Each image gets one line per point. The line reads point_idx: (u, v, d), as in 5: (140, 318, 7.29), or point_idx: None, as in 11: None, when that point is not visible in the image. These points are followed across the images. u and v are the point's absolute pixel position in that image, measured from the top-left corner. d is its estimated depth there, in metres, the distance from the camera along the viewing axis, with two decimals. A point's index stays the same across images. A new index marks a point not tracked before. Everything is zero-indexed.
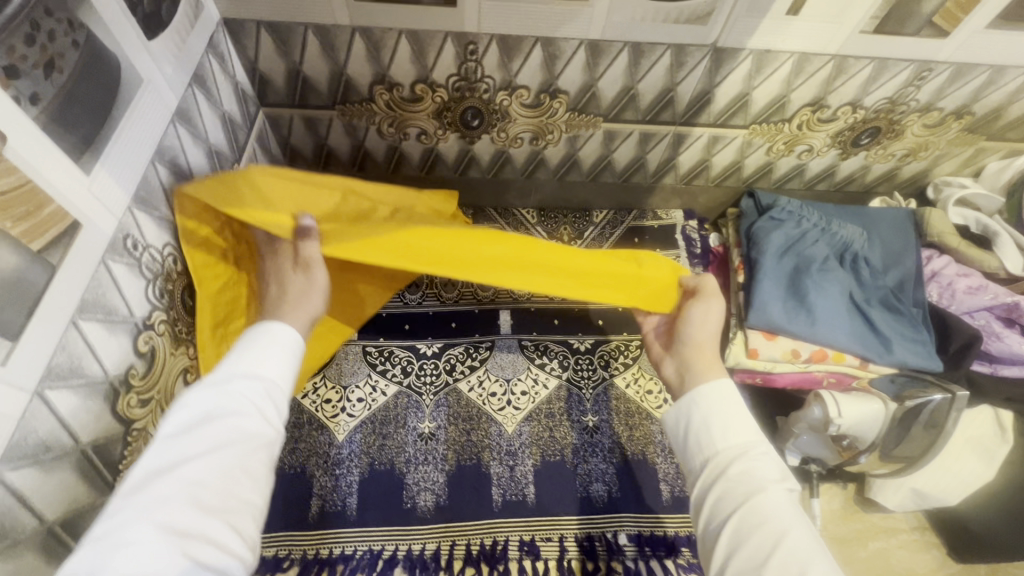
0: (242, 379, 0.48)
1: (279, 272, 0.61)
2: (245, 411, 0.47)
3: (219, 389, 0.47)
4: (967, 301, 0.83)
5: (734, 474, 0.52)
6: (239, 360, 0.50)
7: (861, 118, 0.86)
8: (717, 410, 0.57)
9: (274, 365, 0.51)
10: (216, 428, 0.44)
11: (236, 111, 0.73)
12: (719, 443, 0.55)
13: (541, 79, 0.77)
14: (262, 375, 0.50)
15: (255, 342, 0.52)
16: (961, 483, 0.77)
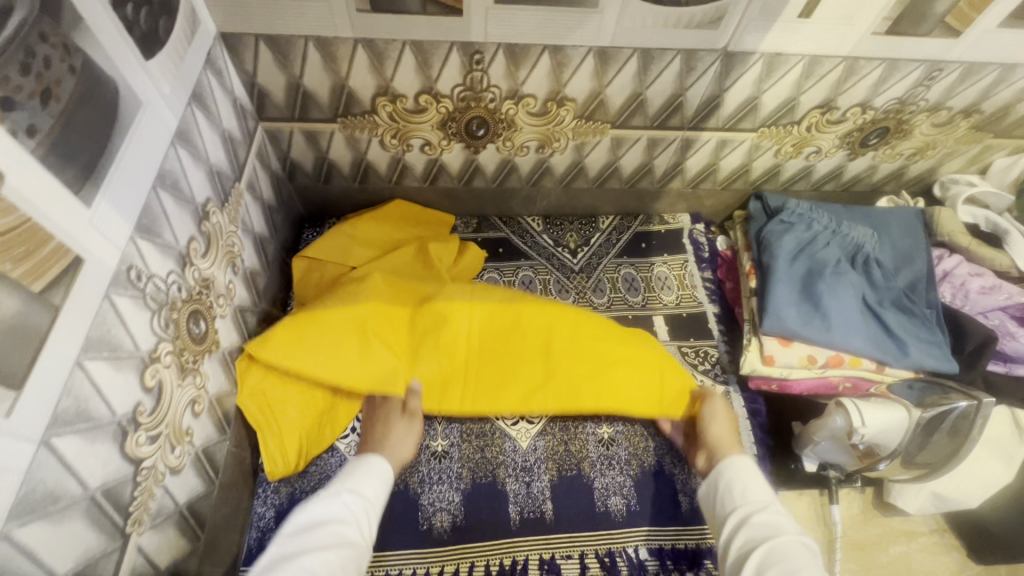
0: (346, 496, 0.60)
1: (386, 414, 0.75)
2: (349, 521, 0.57)
3: (330, 500, 0.58)
4: (981, 301, 0.83)
5: (756, 521, 0.60)
6: (347, 481, 0.62)
7: (870, 119, 0.85)
8: (738, 468, 0.68)
9: (368, 488, 0.63)
10: (328, 529, 0.55)
11: (235, 128, 0.71)
12: (745, 502, 0.64)
13: (549, 87, 0.76)
14: (362, 496, 0.61)
15: (356, 471, 0.64)
16: (982, 487, 0.75)
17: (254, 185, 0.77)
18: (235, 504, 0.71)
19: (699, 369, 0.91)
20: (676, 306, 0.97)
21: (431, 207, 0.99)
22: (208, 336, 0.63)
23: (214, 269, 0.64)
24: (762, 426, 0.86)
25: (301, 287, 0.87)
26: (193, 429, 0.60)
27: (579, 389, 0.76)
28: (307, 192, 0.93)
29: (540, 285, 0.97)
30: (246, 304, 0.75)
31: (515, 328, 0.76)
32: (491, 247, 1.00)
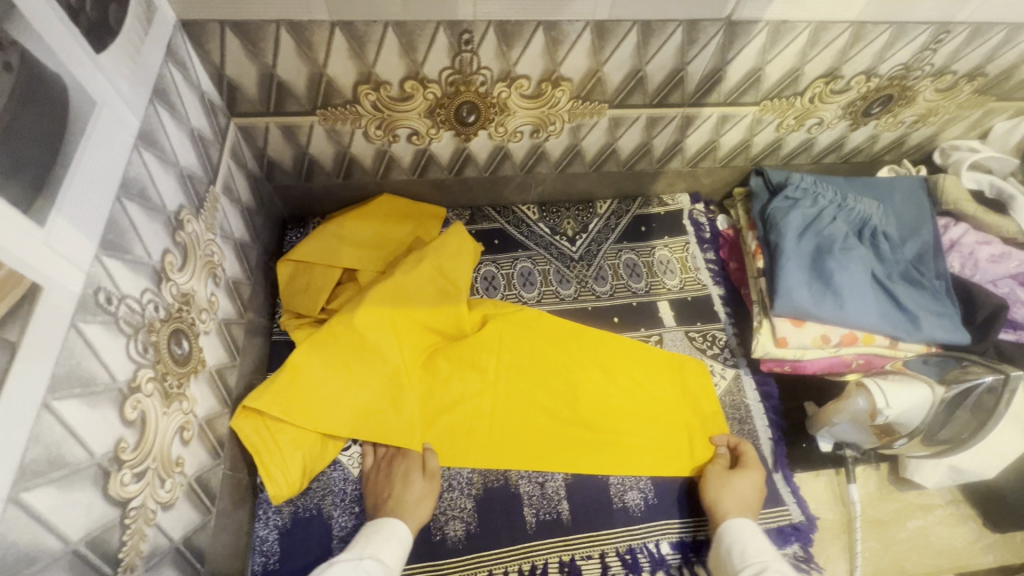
0: (368, 563, 0.60)
1: (404, 472, 0.71)
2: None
3: (352, 566, 0.59)
4: (991, 270, 0.82)
5: None
6: (368, 545, 0.63)
7: (874, 87, 0.82)
8: (746, 535, 0.67)
9: (388, 552, 0.63)
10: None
11: (205, 126, 0.65)
12: (753, 564, 0.62)
13: (543, 67, 0.71)
14: (383, 563, 0.61)
15: (378, 532, 0.65)
16: (1000, 458, 0.73)
17: (230, 188, 0.71)
18: (236, 529, 0.66)
19: (708, 354, 0.89)
20: (681, 291, 0.94)
21: (421, 200, 0.94)
22: (192, 356, 0.58)
23: (193, 282, 0.59)
24: (776, 409, 0.85)
25: (289, 293, 0.81)
26: (184, 458, 0.55)
27: (601, 432, 0.80)
28: (288, 191, 0.87)
29: (540, 277, 0.94)
30: (231, 317, 0.69)
31: (537, 382, 0.83)
32: (486, 239, 0.96)
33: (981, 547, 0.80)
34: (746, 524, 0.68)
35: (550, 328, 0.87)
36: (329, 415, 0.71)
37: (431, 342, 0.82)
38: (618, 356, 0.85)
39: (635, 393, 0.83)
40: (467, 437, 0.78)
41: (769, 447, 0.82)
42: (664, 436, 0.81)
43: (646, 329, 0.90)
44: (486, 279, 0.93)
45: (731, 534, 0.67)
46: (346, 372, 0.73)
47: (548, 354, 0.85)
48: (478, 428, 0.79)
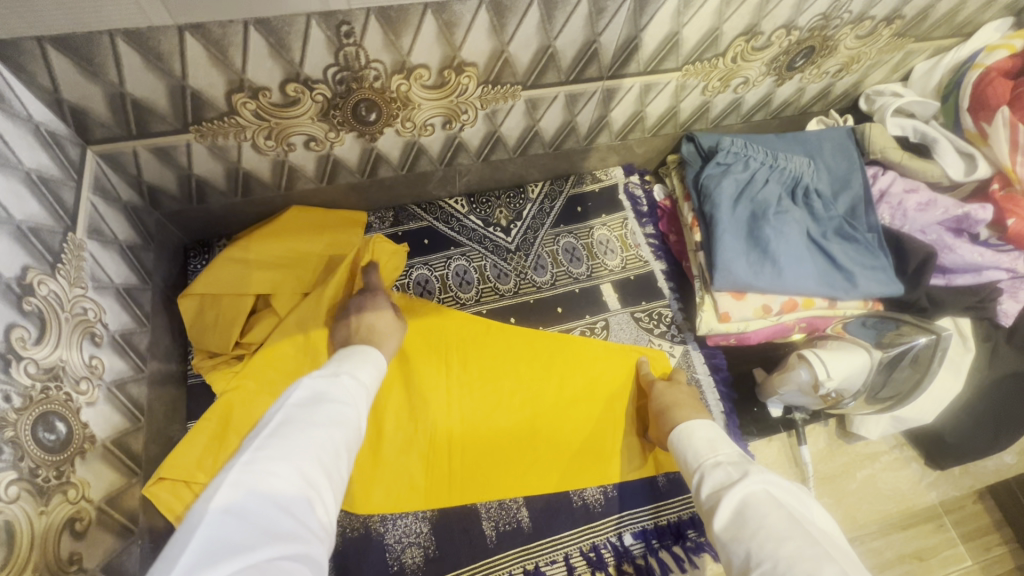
0: (347, 378, 0.55)
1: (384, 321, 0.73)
2: (351, 402, 0.53)
3: (332, 381, 0.53)
4: (919, 219, 0.81)
5: (707, 488, 0.61)
6: (347, 367, 0.57)
7: (795, 40, 0.78)
8: (685, 438, 0.68)
9: (366, 373, 0.58)
10: (331, 408, 0.50)
11: (48, 164, 0.55)
12: (695, 471, 0.64)
13: (441, 54, 0.64)
14: (361, 380, 0.57)
15: (350, 359, 0.60)
16: (937, 401, 0.77)
17: (99, 228, 0.62)
18: None
19: (655, 334, 0.87)
20: (623, 271, 0.91)
21: (337, 207, 0.86)
22: (73, 437, 0.51)
23: (61, 352, 0.51)
24: (725, 381, 0.85)
25: (198, 332, 0.73)
26: (81, 552, 0.49)
27: (559, 450, 0.78)
28: (181, 216, 0.77)
29: (477, 274, 0.89)
30: (126, 374, 0.62)
31: (494, 399, 0.79)
32: (415, 239, 0.89)
33: (925, 486, 0.85)
34: (685, 426, 0.69)
35: (505, 344, 0.82)
36: None
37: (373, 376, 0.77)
38: (573, 361, 0.82)
39: (593, 401, 0.80)
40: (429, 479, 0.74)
41: (723, 420, 0.82)
42: (618, 434, 0.80)
43: (591, 315, 0.88)
44: (420, 283, 0.87)
45: (679, 443, 0.68)
46: None
47: (503, 368, 0.81)
48: (439, 467, 0.75)
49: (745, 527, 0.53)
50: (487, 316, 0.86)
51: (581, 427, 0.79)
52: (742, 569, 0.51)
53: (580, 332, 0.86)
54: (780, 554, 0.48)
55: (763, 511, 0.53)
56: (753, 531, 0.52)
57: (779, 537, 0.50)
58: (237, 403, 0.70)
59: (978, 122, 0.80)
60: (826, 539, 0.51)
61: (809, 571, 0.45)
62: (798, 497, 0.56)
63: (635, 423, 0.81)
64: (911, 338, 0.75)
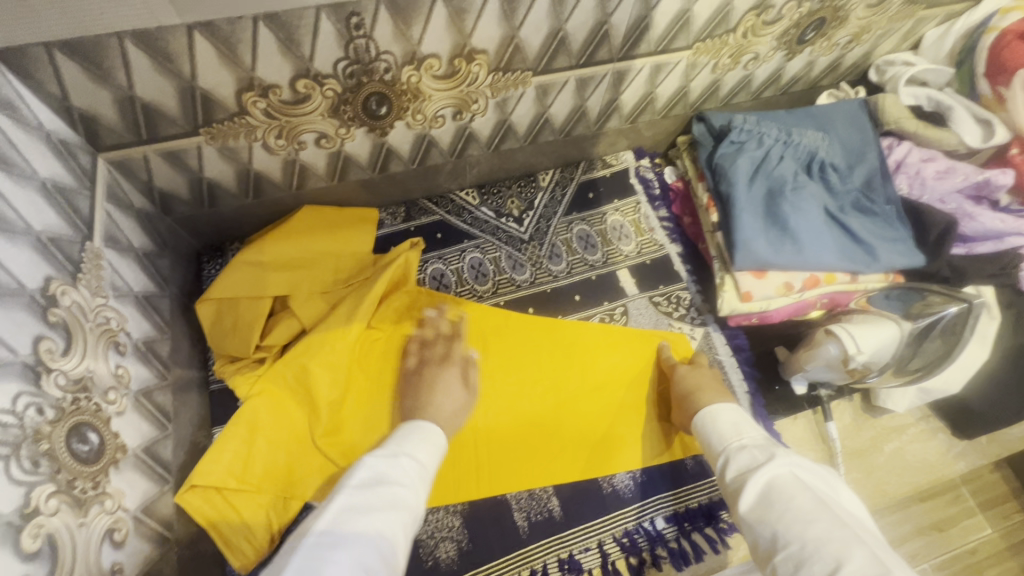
0: (406, 459, 0.55)
1: (443, 381, 0.71)
2: (408, 485, 0.53)
3: (390, 460, 0.54)
4: (938, 187, 0.80)
5: (731, 471, 0.60)
6: (403, 445, 0.57)
7: (806, 12, 0.77)
8: (709, 422, 0.67)
9: (424, 453, 0.58)
10: (389, 490, 0.50)
11: (61, 173, 0.54)
12: (720, 453, 0.63)
13: (452, 42, 0.62)
14: (419, 460, 0.57)
15: (411, 434, 0.60)
16: (964, 370, 0.76)
17: (115, 237, 0.61)
18: None
19: (675, 317, 0.87)
20: (639, 255, 0.90)
21: (348, 204, 0.86)
22: (106, 447, 0.50)
23: (88, 362, 0.51)
24: (748, 361, 0.84)
25: (218, 336, 0.73)
26: (121, 562, 0.49)
27: (585, 438, 0.77)
28: (192, 221, 0.77)
29: (492, 266, 0.88)
30: (151, 382, 0.61)
31: (515, 388, 0.79)
32: (428, 234, 0.89)
33: (953, 456, 0.83)
34: (709, 410, 0.68)
35: (524, 331, 0.82)
36: (283, 467, 0.69)
37: (387, 377, 0.77)
38: (594, 347, 0.82)
39: (617, 387, 0.81)
40: (453, 476, 0.73)
41: (748, 400, 0.81)
42: (646, 420, 0.79)
43: (609, 302, 0.87)
44: (436, 278, 0.86)
45: (704, 427, 0.68)
46: (301, 424, 0.71)
47: (523, 356, 0.81)
48: (464, 462, 0.75)
49: (771, 509, 0.53)
50: (505, 307, 0.85)
51: (606, 414, 0.79)
52: (769, 550, 0.51)
53: (599, 319, 0.86)
54: (807, 536, 0.49)
55: (790, 493, 0.53)
56: (780, 514, 0.52)
57: (805, 518, 0.50)
58: (262, 407, 0.69)
59: (994, 86, 0.78)
60: (854, 520, 0.50)
61: (837, 556, 0.46)
62: (827, 481, 0.56)
63: (662, 408, 0.80)
64: (943, 309, 0.74)
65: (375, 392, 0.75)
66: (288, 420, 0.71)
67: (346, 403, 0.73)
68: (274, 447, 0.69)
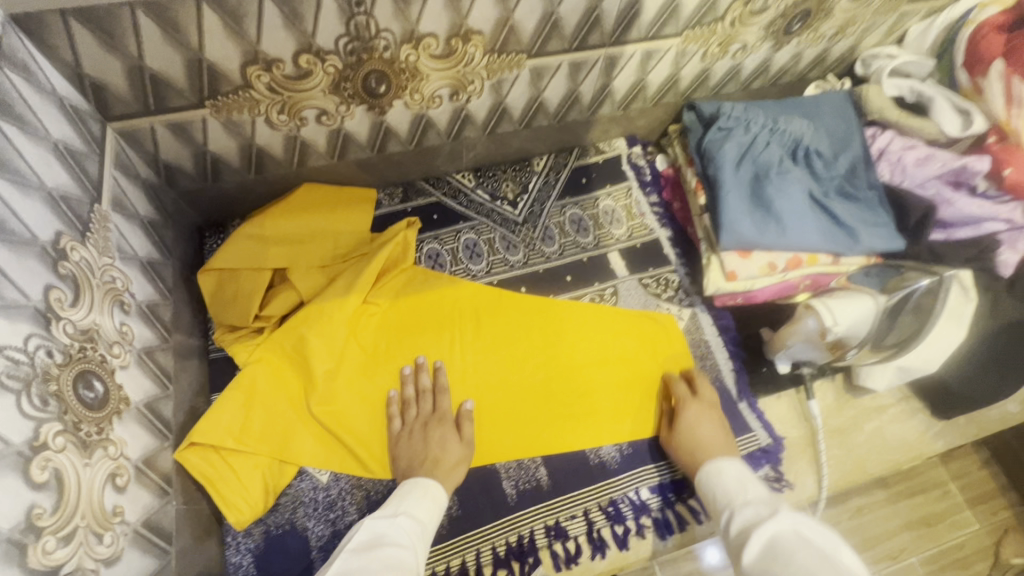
0: (405, 519, 0.61)
1: (439, 438, 0.72)
2: (406, 544, 0.58)
3: (388, 522, 0.60)
4: (918, 174, 0.82)
5: (734, 527, 0.60)
6: (400, 504, 0.63)
7: (792, 2, 0.80)
8: (714, 477, 0.68)
9: (422, 510, 0.63)
10: (386, 549, 0.56)
11: (72, 137, 0.56)
12: (724, 508, 0.64)
13: (448, 22, 0.65)
14: (417, 520, 0.62)
15: (411, 491, 0.66)
16: (941, 348, 0.78)
17: (122, 203, 0.63)
18: (204, 562, 0.64)
19: (663, 298, 0.89)
20: (629, 239, 0.93)
21: (347, 183, 0.88)
22: (110, 396, 0.52)
23: (95, 315, 0.53)
24: (735, 340, 0.87)
25: (218, 305, 0.75)
26: (122, 505, 0.51)
27: (573, 414, 0.80)
28: (196, 195, 0.79)
29: (486, 246, 0.90)
30: (153, 344, 0.64)
31: (506, 364, 0.82)
32: (425, 214, 0.91)
33: (932, 436, 0.85)
34: (713, 466, 0.69)
35: (516, 310, 0.85)
36: (278, 433, 0.71)
37: (380, 354, 0.79)
38: (585, 327, 0.85)
39: (605, 365, 0.83)
40: None
41: (732, 378, 0.84)
42: (634, 396, 0.82)
43: (600, 282, 0.90)
44: (431, 257, 0.89)
45: (706, 481, 0.68)
46: (295, 394, 0.73)
47: (517, 334, 0.84)
48: None
49: (773, 562, 0.52)
50: (498, 286, 0.88)
51: (595, 389, 0.81)
52: None
53: (590, 299, 0.88)
54: None
55: (791, 547, 0.52)
56: (782, 567, 0.51)
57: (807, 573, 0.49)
58: (260, 374, 0.72)
59: (973, 77, 0.81)
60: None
61: None
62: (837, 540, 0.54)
63: (651, 385, 0.82)
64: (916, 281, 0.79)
65: (365, 366, 0.78)
66: (284, 389, 0.73)
67: (342, 376, 0.75)
68: (268, 415, 0.71)
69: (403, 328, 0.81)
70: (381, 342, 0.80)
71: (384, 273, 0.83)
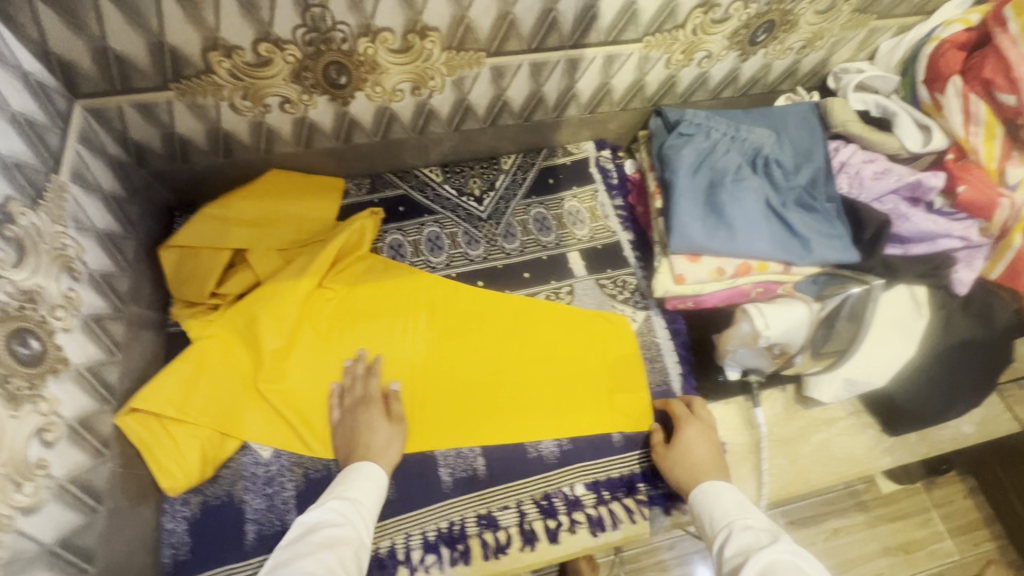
0: (340, 500, 0.63)
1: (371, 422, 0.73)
2: (343, 523, 0.60)
3: (322, 507, 0.61)
4: (875, 187, 0.82)
5: (731, 547, 0.59)
6: (336, 489, 0.65)
7: (754, 13, 0.81)
8: (712, 498, 0.66)
9: (359, 489, 0.65)
10: (322, 530, 0.58)
11: (34, 109, 0.60)
12: (722, 528, 0.62)
13: (404, 17, 0.68)
14: (354, 499, 0.64)
15: (344, 476, 0.67)
16: (887, 362, 0.77)
17: (83, 175, 0.66)
18: (137, 525, 0.66)
19: (619, 300, 0.90)
20: (591, 240, 0.94)
21: (315, 172, 0.91)
22: (47, 355, 0.55)
23: (39, 278, 0.56)
24: (684, 345, 0.87)
25: (178, 280, 0.78)
26: (48, 459, 0.54)
27: (518, 407, 0.81)
28: (166, 175, 0.82)
29: (448, 240, 0.92)
30: (103, 312, 0.66)
31: (456, 355, 0.83)
32: (391, 206, 0.93)
33: (880, 451, 0.84)
34: (712, 486, 0.68)
35: (471, 302, 0.87)
36: (218, 406, 0.73)
37: (331, 337, 0.81)
38: (537, 323, 0.86)
39: (555, 361, 0.84)
40: None
41: (679, 381, 0.85)
42: (581, 394, 0.82)
43: (557, 281, 0.91)
44: (393, 247, 0.90)
45: (703, 501, 0.67)
46: (243, 370, 0.76)
47: (468, 325, 0.85)
48: None
49: None
50: (456, 280, 0.89)
51: (540, 384, 0.82)
52: None
53: (546, 296, 0.89)
54: None
55: None
56: None
57: None
58: (212, 348, 0.75)
59: (932, 93, 0.82)
60: None
61: None
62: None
63: (599, 384, 0.83)
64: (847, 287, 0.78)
65: (315, 347, 0.79)
66: (232, 365, 0.75)
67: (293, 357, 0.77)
68: (212, 389, 0.73)
69: (356, 313, 0.83)
70: (334, 326, 0.82)
71: (343, 261, 0.85)
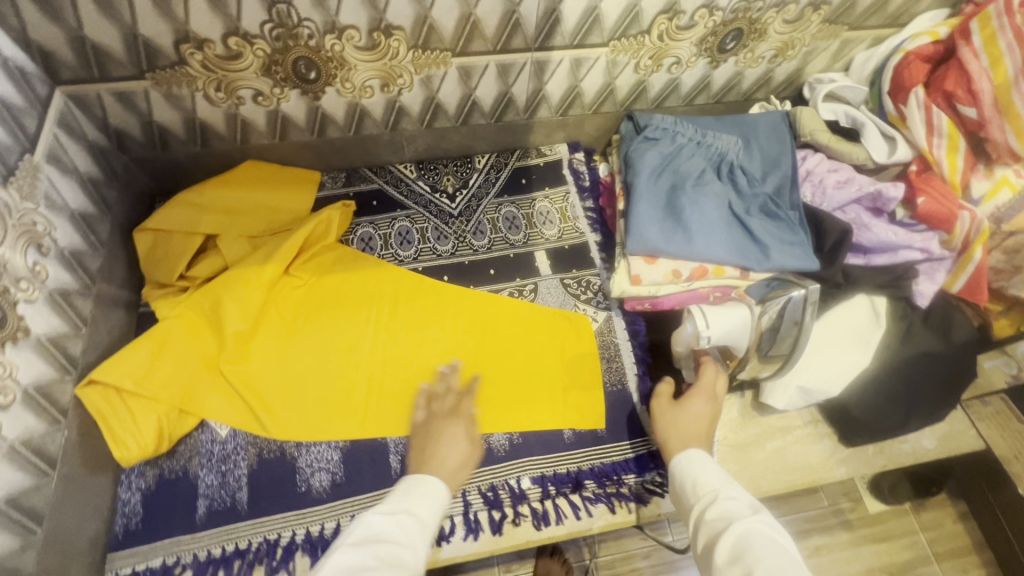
0: (403, 516, 0.54)
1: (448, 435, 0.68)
2: (406, 544, 0.50)
3: (388, 520, 0.52)
4: (836, 196, 0.83)
5: (715, 516, 0.54)
6: (397, 500, 0.56)
7: (720, 21, 0.82)
8: (697, 464, 0.61)
9: (422, 507, 0.56)
10: (384, 546, 0.49)
11: (12, 93, 0.63)
12: (706, 494, 0.57)
13: (368, 16, 0.70)
14: (418, 517, 0.54)
15: (406, 487, 0.58)
16: (840, 371, 0.77)
17: (59, 157, 0.70)
18: (92, 492, 0.68)
19: (581, 299, 0.91)
20: (558, 240, 0.95)
21: (293, 164, 0.94)
22: (7, 323, 0.58)
23: (3, 250, 0.59)
24: (642, 346, 0.88)
25: (150, 262, 0.82)
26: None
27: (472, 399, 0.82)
28: (147, 162, 0.86)
29: (418, 235, 0.94)
30: (71, 287, 0.70)
31: (415, 345, 0.85)
32: (364, 200, 0.96)
33: (835, 461, 0.83)
34: (698, 453, 0.63)
35: (434, 295, 0.89)
36: (179, 385, 0.75)
37: (295, 324, 0.83)
38: (496, 318, 0.88)
39: (512, 356, 0.85)
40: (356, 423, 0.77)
41: (634, 382, 0.85)
42: (536, 390, 0.84)
43: (522, 278, 0.92)
44: (363, 240, 0.93)
45: (688, 467, 0.62)
46: (206, 352, 0.78)
47: (428, 316, 0.87)
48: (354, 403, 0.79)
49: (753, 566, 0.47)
50: (422, 274, 0.91)
51: (495, 378, 0.84)
52: None
53: (509, 293, 0.91)
54: None
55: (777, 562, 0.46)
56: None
57: None
58: (175, 328, 0.77)
59: (897, 104, 0.82)
60: None
61: None
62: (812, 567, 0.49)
63: (554, 381, 0.84)
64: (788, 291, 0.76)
65: (280, 334, 0.82)
66: (196, 346, 0.78)
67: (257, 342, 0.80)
68: (174, 368, 0.76)
69: (321, 301, 0.86)
70: (298, 313, 0.84)
71: (312, 249, 0.88)
